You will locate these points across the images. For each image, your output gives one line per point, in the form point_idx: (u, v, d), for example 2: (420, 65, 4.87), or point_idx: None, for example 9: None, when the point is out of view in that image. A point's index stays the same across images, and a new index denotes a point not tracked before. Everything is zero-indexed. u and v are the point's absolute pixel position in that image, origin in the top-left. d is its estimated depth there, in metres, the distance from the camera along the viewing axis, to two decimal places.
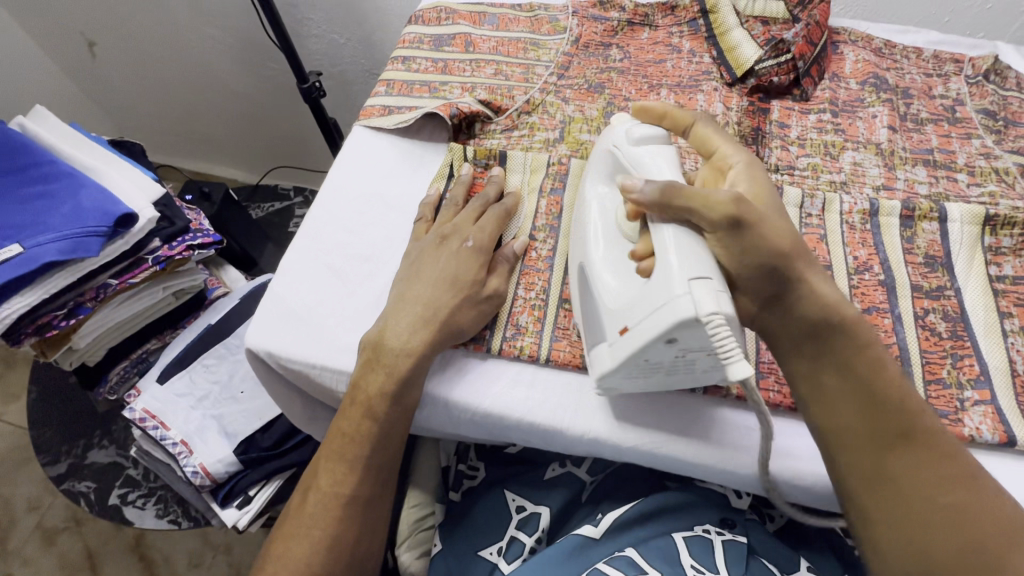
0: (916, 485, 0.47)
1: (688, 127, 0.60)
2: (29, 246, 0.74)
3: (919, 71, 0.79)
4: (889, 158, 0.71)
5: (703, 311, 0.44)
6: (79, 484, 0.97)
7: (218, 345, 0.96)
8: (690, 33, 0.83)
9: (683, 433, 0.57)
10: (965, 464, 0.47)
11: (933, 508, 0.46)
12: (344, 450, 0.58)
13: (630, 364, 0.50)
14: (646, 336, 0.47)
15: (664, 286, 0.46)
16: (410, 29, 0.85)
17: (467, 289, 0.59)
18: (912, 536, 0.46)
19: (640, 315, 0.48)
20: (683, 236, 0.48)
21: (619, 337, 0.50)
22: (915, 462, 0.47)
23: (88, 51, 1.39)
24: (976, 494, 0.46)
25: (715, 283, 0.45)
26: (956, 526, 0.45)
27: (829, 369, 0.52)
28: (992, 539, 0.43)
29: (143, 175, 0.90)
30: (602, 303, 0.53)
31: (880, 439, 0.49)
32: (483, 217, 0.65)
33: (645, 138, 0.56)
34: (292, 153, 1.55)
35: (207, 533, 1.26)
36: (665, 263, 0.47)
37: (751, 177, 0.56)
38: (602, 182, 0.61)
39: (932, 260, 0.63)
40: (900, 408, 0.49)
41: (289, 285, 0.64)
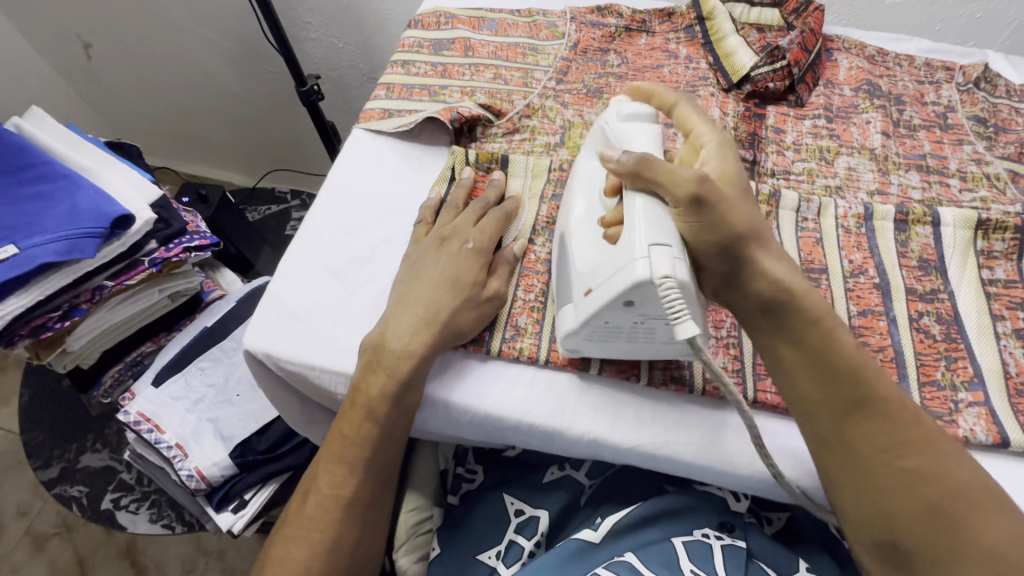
0: (877, 454, 0.48)
1: (671, 106, 0.62)
2: (25, 247, 0.73)
3: (911, 78, 0.80)
4: (883, 163, 0.72)
5: (658, 274, 0.47)
6: (71, 488, 0.96)
7: (214, 347, 0.95)
8: (687, 39, 0.84)
9: (682, 435, 0.57)
10: (927, 429, 0.48)
11: (893, 473, 0.47)
12: (344, 452, 0.57)
13: (591, 326, 0.52)
14: (606, 297, 0.49)
15: (624, 251, 0.49)
16: (409, 33, 0.86)
17: (467, 290, 0.59)
18: (872, 505, 0.47)
19: (602, 277, 0.50)
20: (648, 208, 0.51)
21: (584, 298, 0.52)
22: (875, 432, 0.48)
23: (84, 53, 1.38)
24: (936, 458, 0.47)
25: (673, 250, 0.48)
26: (915, 491, 0.46)
27: (785, 340, 0.52)
28: (949, 501, 0.45)
29: (140, 177, 0.89)
30: (573, 267, 0.55)
31: (840, 410, 0.49)
32: (483, 219, 0.65)
33: (634, 115, 0.58)
34: (289, 157, 1.55)
35: (200, 539, 1.25)
36: (631, 230, 0.50)
37: (721, 157, 0.57)
38: (594, 157, 0.62)
39: (926, 263, 0.64)
40: (857, 377, 0.50)
41: (289, 287, 0.64)
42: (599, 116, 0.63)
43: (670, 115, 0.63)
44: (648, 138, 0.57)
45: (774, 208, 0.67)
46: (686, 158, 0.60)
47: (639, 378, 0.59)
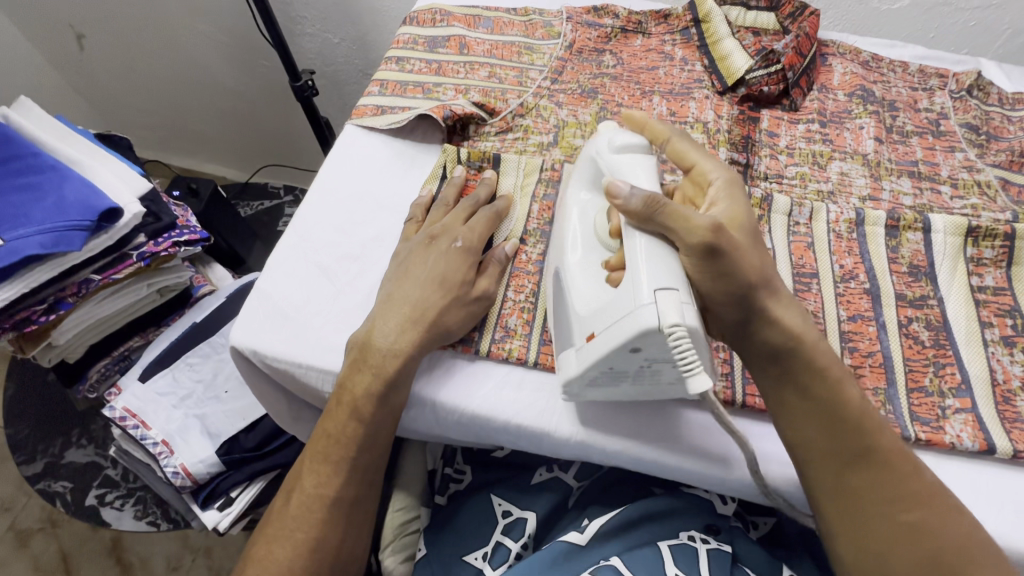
0: (880, 506, 0.50)
1: (664, 142, 0.61)
2: (9, 238, 0.72)
3: (904, 84, 0.81)
4: (876, 168, 0.72)
5: (667, 322, 0.45)
6: (54, 484, 0.94)
7: (202, 343, 0.94)
8: (682, 41, 0.83)
9: (669, 440, 0.57)
10: (929, 483, 0.50)
11: (893, 523, 0.49)
12: (329, 451, 0.57)
13: (594, 371, 0.51)
14: (611, 344, 0.48)
15: (631, 295, 0.48)
16: (404, 30, 0.85)
17: (456, 289, 0.59)
18: (877, 560, 0.49)
19: (605, 323, 0.49)
20: (653, 250, 0.49)
21: (586, 345, 0.51)
22: (877, 486, 0.50)
23: (76, 44, 1.37)
24: (939, 511, 0.48)
25: (681, 295, 0.47)
26: (914, 544, 0.48)
27: (790, 389, 0.53)
28: (951, 559, 0.47)
29: (130, 170, 0.88)
30: (573, 310, 0.54)
31: (841, 463, 0.51)
32: (473, 217, 0.65)
33: (628, 146, 0.56)
34: (283, 152, 1.54)
35: (186, 536, 1.24)
36: (632, 275, 0.49)
37: (730, 197, 0.57)
38: (584, 189, 0.62)
39: (916, 269, 0.64)
40: (860, 427, 0.51)
41: (277, 284, 0.63)
42: (588, 143, 0.61)
43: (663, 149, 0.61)
44: (647, 168, 0.55)
45: (765, 212, 0.67)
46: (690, 195, 0.61)
47: None
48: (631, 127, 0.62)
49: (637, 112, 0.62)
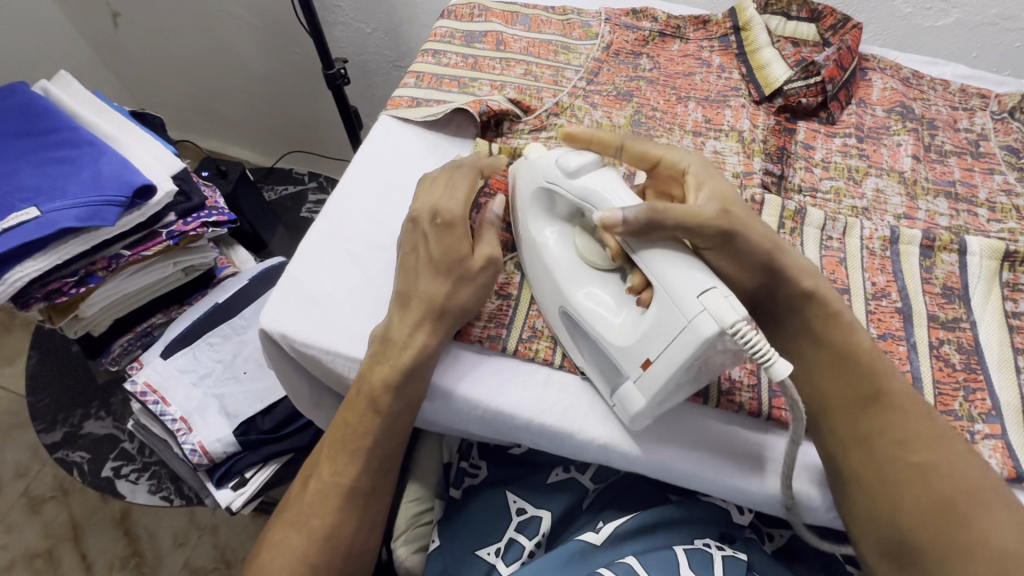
0: (887, 447, 0.50)
1: (619, 147, 0.61)
2: (47, 210, 0.73)
3: (944, 103, 0.80)
4: (912, 187, 0.71)
5: (727, 322, 0.45)
6: (73, 454, 0.97)
7: (224, 323, 0.95)
8: (720, 48, 0.83)
9: (693, 453, 0.57)
10: (938, 426, 0.50)
11: (900, 466, 0.50)
12: (348, 441, 0.57)
13: (660, 397, 0.51)
14: (672, 366, 0.48)
15: (676, 309, 0.47)
16: (442, 23, 0.85)
17: (483, 282, 0.58)
18: (880, 500, 0.50)
19: (659, 347, 0.49)
20: (666, 258, 0.49)
21: (644, 372, 0.51)
22: (887, 425, 0.51)
23: (111, 21, 1.39)
24: (947, 455, 0.49)
25: (722, 289, 0.46)
26: (924, 485, 0.48)
27: (806, 340, 0.56)
28: (961, 500, 0.47)
29: (163, 148, 0.89)
30: (615, 346, 0.53)
31: (855, 404, 0.52)
32: (452, 182, 0.61)
33: (581, 168, 0.55)
34: (307, 139, 1.54)
35: (194, 513, 1.25)
36: (665, 290, 0.49)
37: (713, 178, 0.59)
38: (545, 223, 0.61)
39: (950, 291, 0.63)
40: (873, 372, 0.53)
41: (308, 269, 0.64)
42: (529, 183, 0.60)
43: (619, 156, 0.62)
44: (614, 182, 0.54)
45: (798, 225, 0.67)
46: (670, 186, 0.62)
47: None
48: (578, 145, 0.62)
49: (577, 129, 0.62)
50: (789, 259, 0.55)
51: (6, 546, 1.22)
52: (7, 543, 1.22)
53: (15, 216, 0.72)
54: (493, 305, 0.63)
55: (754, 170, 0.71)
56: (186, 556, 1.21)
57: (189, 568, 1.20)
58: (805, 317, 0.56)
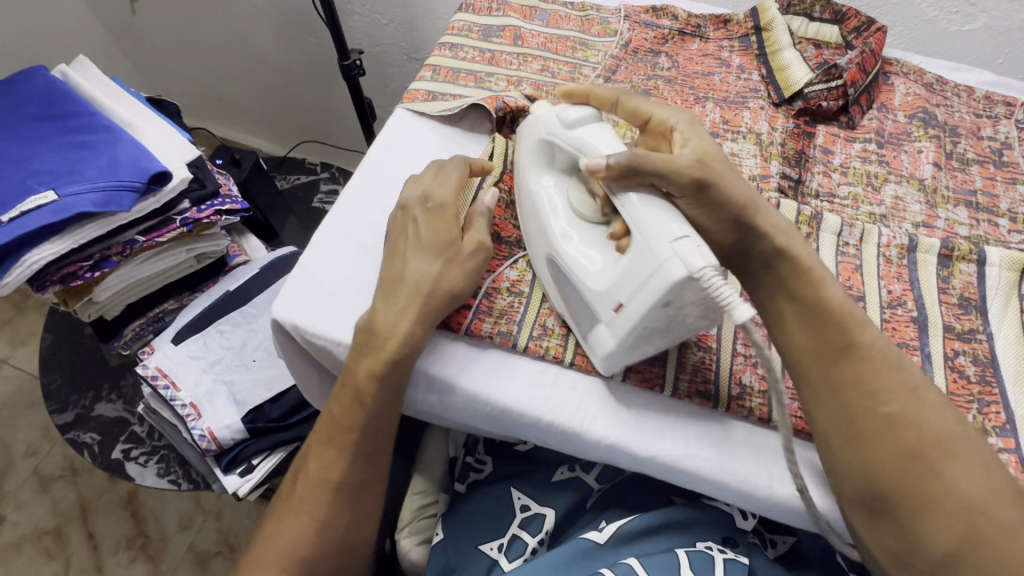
0: (859, 399, 0.49)
1: (613, 103, 0.61)
2: (64, 194, 0.74)
3: (968, 110, 0.78)
4: (932, 195, 0.70)
5: (694, 268, 0.45)
6: (84, 435, 0.98)
7: (235, 311, 0.96)
8: (741, 48, 0.82)
9: (672, 431, 0.57)
10: (911, 377, 0.49)
11: (872, 417, 0.48)
12: (333, 436, 0.57)
13: (631, 339, 0.51)
14: (643, 309, 0.48)
15: (648, 253, 0.47)
16: (459, 16, 0.85)
17: (472, 266, 0.59)
18: (854, 455, 0.49)
19: (631, 291, 0.49)
20: (647, 203, 0.50)
21: (616, 316, 0.51)
22: (857, 376, 0.50)
23: (129, 7, 1.39)
24: (918, 406, 0.48)
25: (695, 239, 0.46)
26: (893, 437, 0.47)
27: (781, 294, 0.54)
28: (931, 454, 0.46)
29: (178, 135, 0.90)
30: (589, 288, 0.54)
31: (826, 359, 0.51)
32: (444, 172, 0.63)
33: (579, 120, 0.56)
34: (320, 129, 1.54)
35: (200, 496, 1.27)
36: (640, 234, 0.49)
37: (698, 133, 0.57)
38: (543, 173, 0.62)
39: (967, 302, 0.62)
40: (843, 325, 0.51)
41: (321, 261, 0.64)
42: (530, 130, 0.62)
43: (614, 110, 0.62)
44: (609, 136, 0.55)
45: (814, 230, 0.66)
46: (658, 143, 0.61)
47: (664, 389, 0.59)
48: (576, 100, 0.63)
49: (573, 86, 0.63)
50: (804, 265, 0.55)
51: (17, 522, 1.24)
52: (18, 519, 1.24)
53: (34, 199, 0.73)
54: (504, 301, 0.63)
55: (771, 174, 0.70)
56: (192, 538, 1.23)
57: (194, 550, 1.21)
58: (777, 280, 0.55)
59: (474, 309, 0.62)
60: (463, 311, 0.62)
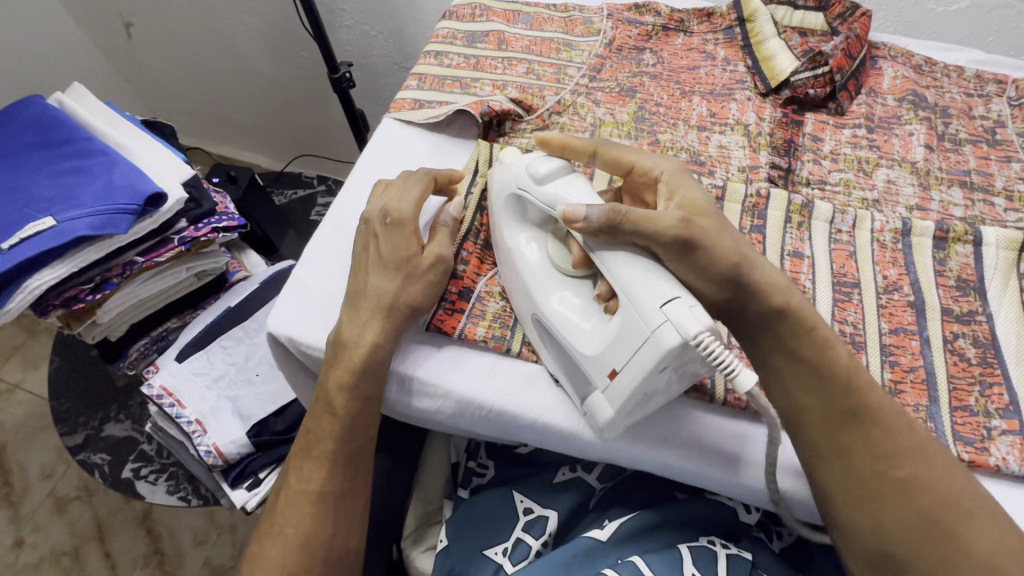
0: (872, 466, 0.49)
1: (592, 154, 0.59)
2: (62, 220, 0.75)
3: (959, 90, 0.77)
4: (925, 177, 0.69)
5: (691, 333, 0.44)
6: (94, 456, 1.00)
7: (236, 327, 0.97)
8: (725, 40, 0.82)
9: (666, 442, 0.57)
10: (920, 438, 0.49)
11: (886, 481, 0.49)
12: (311, 448, 0.57)
13: (630, 404, 0.50)
14: (641, 377, 0.47)
15: (639, 321, 0.47)
16: (444, 24, 0.85)
17: (432, 279, 0.59)
18: (865, 518, 0.49)
19: (624, 359, 0.49)
20: (631, 262, 0.50)
21: (612, 383, 0.50)
22: (869, 439, 0.49)
23: (124, 32, 1.42)
24: (928, 467, 0.48)
25: (687, 300, 0.46)
26: (908, 500, 0.48)
27: (779, 352, 0.53)
28: (942, 513, 0.47)
29: (173, 156, 0.91)
30: (583, 354, 0.53)
31: (835, 420, 0.50)
32: (406, 186, 0.62)
33: (548, 174, 0.55)
34: (315, 142, 1.55)
35: (212, 512, 1.28)
36: (630, 299, 0.49)
37: (685, 186, 0.56)
38: (518, 229, 0.61)
39: (964, 283, 0.61)
40: (850, 386, 0.50)
41: (313, 273, 0.65)
42: (502, 180, 0.60)
43: (594, 160, 0.59)
44: (580, 186, 0.55)
45: (806, 219, 0.66)
46: (645, 191, 0.59)
47: None
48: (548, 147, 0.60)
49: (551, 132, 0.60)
50: None
51: (34, 544, 1.26)
52: (35, 541, 1.26)
53: (33, 226, 0.74)
54: (496, 305, 0.63)
55: (760, 165, 0.70)
56: (206, 554, 1.24)
57: (209, 565, 1.22)
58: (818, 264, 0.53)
59: (467, 313, 0.62)
60: (457, 316, 0.62)
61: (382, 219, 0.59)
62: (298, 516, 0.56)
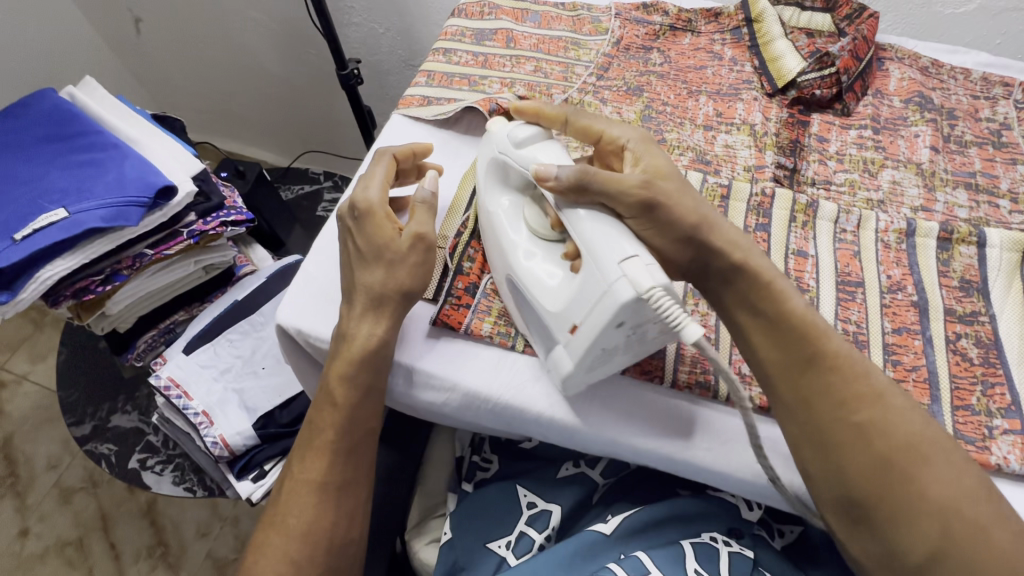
0: (830, 413, 0.49)
1: (564, 122, 0.59)
2: (74, 211, 0.76)
3: (965, 92, 0.78)
4: (930, 179, 0.70)
5: (644, 288, 0.45)
6: (102, 446, 1.01)
7: (242, 320, 0.98)
8: (732, 41, 0.82)
9: (663, 432, 0.58)
10: (877, 382, 0.49)
11: (845, 426, 0.49)
12: (313, 438, 0.58)
13: (590, 359, 0.51)
14: (597, 330, 0.48)
15: (598, 275, 0.48)
16: (453, 21, 0.86)
17: (414, 262, 0.58)
18: (831, 467, 0.49)
19: (583, 312, 0.49)
20: (594, 219, 0.50)
21: (572, 337, 0.51)
22: (831, 385, 0.49)
23: (134, 27, 1.43)
24: (886, 412, 0.48)
25: (644, 258, 0.47)
26: (867, 445, 0.48)
27: (741, 307, 0.53)
28: (903, 459, 0.47)
29: (183, 150, 0.92)
30: (546, 308, 0.53)
31: (792, 368, 0.51)
32: (368, 174, 0.62)
33: (527, 139, 0.57)
34: (322, 138, 1.56)
35: (216, 505, 1.29)
36: (591, 253, 0.49)
37: (650, 152, 0.56)
38: (501, 194, 0.61)
39: (968, 284, 0.62)
40: (807, 335, 0.51)
41: (320, 267, 0.66)
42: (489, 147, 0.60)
43: (567, 129, 0.60)
44: (557, 153, 0.56)
45: (810, 219, 0.66)
46: (613, 161, 0.59)
47: (664, 379, 0.59)
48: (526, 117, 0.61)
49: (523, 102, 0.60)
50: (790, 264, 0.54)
51: (40, 533, 1.27)
52: (41, 531, 1.27)
53: (45, 217, 0.75)
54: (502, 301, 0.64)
55: (766, 164, 0.70)
56: (210, 546, 1.25)
57: (212, 557, 1.23)
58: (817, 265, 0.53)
59: (473, 308, 0.63)
60: (462, 311, 0.62)
61: (351, 214, 0.59)
62: (300, 505, 0.57)
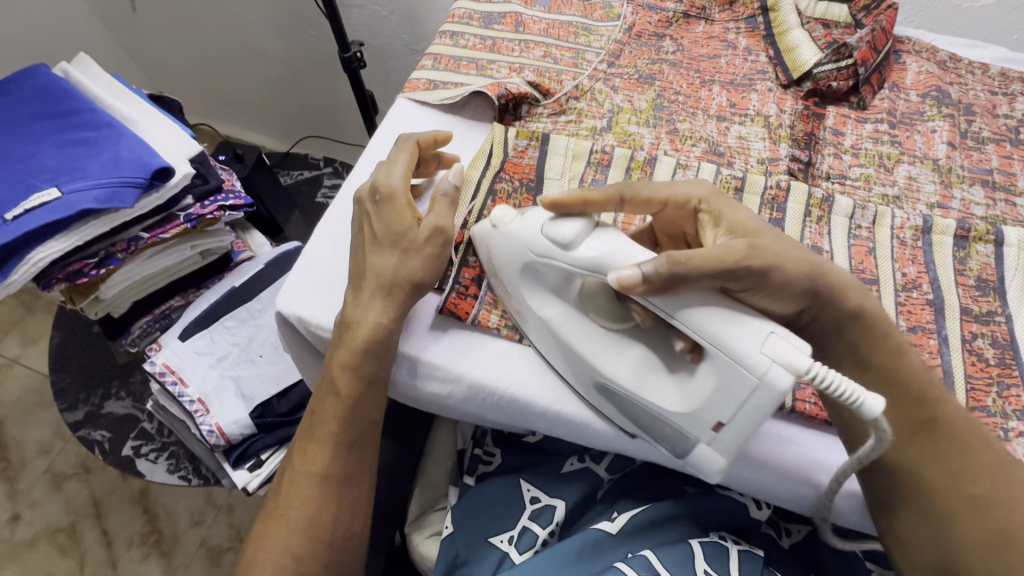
0: (941, 480, 0.50)
1: (618, 199, 0.53)
2: (67, 191, 0.73)
3: (983, 87, 0.76)
4: (946, 175, 0.68)
5: (802, 370, 0.41)
6: (95, 433, 0.99)
7: (240, 307, 0.96)
8: (747, 29, 0.80)
9: None
10: (997, 452, 0.49)
11: (961, 496, 0.49)
12: (315, 430, 0.57)
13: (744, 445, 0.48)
14: (755, 425, 0.45)
15: (739, 371, 0.44)
16: (461, 4, 0.84)
17: (431, 254, 0.56)
18: (938, 534, 0.49)
19: (731, 411, 0.46)
20: (705, 313, 0.45)
21: (720, 434, 0.48)
22: (940, 455, 0.50)
23: (130, 5, 1.39)
24: (1004, 483, 0.48)
25: (780, 332, 0.43)
26: (984, 519, 0.48)
27: (848, 360, 0.54)
28: (1019, 535, 0.47)
29: (181, 131, 0.89)
30: (674, 411, 0.50)
31: (908, 428, 0.51)
32: (391, 159, 0.60)
33: (575, 238, 0.49)
34: (322, 124, 1.53)
35: (210, 493, 1.28)
36: (716, 347, 0.44)
37: (728, 208, 0.53)
38: (546, 300, 0.55)
39: (985, 283, 0.61)
40: (923, 399, 0.51)
41: (323, 254, 0.64)
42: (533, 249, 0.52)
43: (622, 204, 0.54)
44: (613, 241, 0.49)
45: (825, 213, 0.65)
46: (683, 219, 0.56)
47: None
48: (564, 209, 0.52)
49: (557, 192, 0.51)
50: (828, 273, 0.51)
51: (31, 520, 1.25)
52: (32, 517, 1.26)
53: (37, 196, 0.73)
54: None
55: (780, 157, 0.68)
56: (204, 534, 1.23)
57: (206, 545, 1.22)
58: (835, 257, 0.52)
59: (481, 299, 0.61)
60: (470, 300, 0.61)
61: (372, 197, 0.58)
62: (302, 498, 0.55)
